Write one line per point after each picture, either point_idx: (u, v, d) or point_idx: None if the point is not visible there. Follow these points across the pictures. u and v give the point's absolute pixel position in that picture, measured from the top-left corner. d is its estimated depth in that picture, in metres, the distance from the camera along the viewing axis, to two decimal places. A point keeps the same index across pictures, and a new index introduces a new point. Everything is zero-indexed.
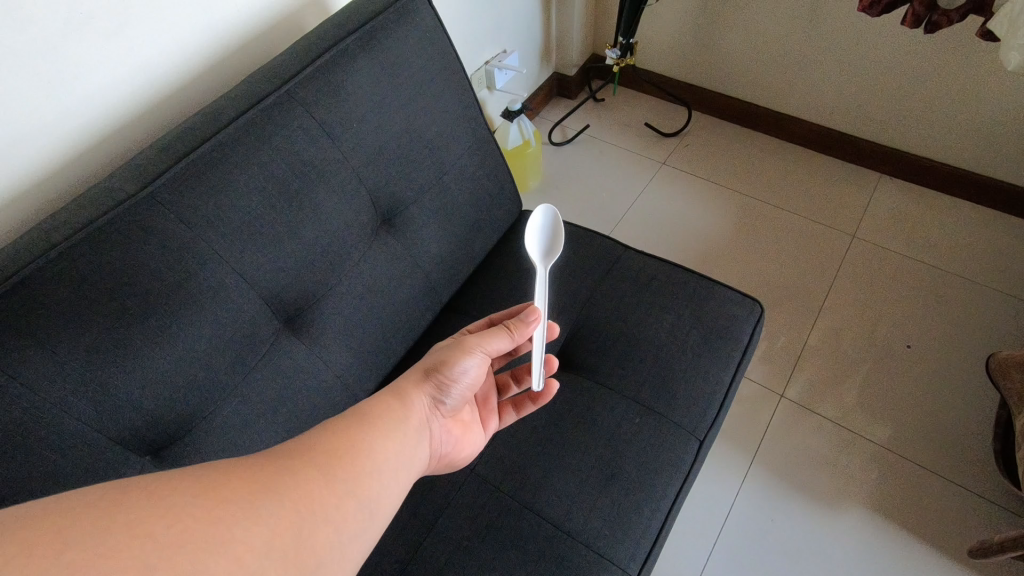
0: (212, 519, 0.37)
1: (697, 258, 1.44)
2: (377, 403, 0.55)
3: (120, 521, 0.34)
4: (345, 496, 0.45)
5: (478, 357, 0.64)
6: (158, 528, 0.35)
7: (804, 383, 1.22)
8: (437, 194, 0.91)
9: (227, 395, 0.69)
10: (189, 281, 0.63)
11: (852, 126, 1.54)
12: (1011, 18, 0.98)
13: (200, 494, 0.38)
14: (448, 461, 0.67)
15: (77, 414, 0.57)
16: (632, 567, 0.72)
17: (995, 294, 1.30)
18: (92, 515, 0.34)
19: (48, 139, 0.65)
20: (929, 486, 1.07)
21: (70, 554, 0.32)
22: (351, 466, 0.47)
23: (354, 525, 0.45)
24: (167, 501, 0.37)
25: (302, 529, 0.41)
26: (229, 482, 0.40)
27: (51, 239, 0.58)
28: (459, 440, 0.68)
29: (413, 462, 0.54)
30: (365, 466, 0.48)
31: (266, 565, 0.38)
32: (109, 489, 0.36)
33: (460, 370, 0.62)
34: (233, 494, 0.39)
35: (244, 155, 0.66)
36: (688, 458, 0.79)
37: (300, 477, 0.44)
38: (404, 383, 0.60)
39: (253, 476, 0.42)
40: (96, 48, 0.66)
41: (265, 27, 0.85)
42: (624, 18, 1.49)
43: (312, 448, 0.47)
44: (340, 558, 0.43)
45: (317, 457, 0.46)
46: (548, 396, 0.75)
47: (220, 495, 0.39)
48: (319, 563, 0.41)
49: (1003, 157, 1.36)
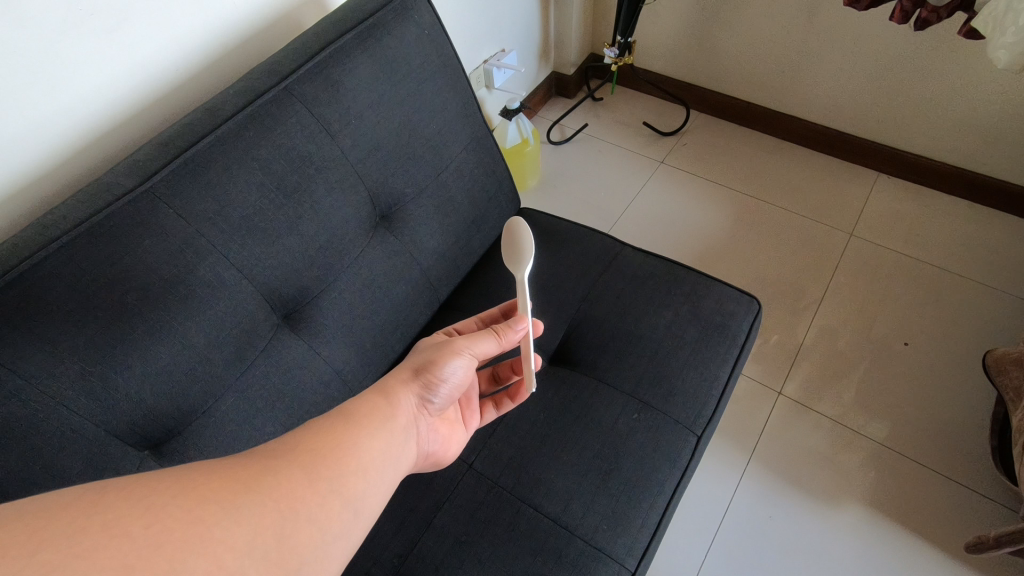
0: (192, 518, 0.38)
1: (695, 256, 1.44)
2: (364, 401, 0.56)
3: (97, 519, 0.35)
4: (330, 495, 0.46)
5: (464, 358, 0.64)
6: (135, 528, 0.35)
7: (803, 380, 1.22)
8: (435, 191, 0.92)
9: (227, 389, 0.69)
10: (187, 275, 0.64)
11: (851, 125, 1.54)
12: (994, 18, 0.99)
13: (180, 494, 0.39)
14: (435, 459, 0.68)
15: (76, 407, 0.58)
16: (629, 561, 0.72)
17: (993, 292, 1.31)
18: (68, 514, 0.35)
19: (50, 134, 0.66)
20: (926, 483, 1.07)
21: (45, 553, 0.32)
22: (335, 465, 0.48)
23: (338, 523, 0.46)
24: (146, 501, 0.37)
25: (284, 528, 0.42)
26: (209, 482, 0.41)
27: (51, 232, 0.58)
28: (445, 439, 0.69)
29: (399, 460, 0.55)
30: (350, 464, 0.49)
31: (247, 563, 0.39)
32: (85, 490, 0.36)
33: (448, 371, 0.63)
34: (213, 494, 0.40)
35: (241, 151, 0.67)
36: (686, 454, 0.80)
37: (282, 475, 0.44)
38: (391, 382, 0.61)
39: (233, 475, 0.42)
40: (96, 46, 0.67)
41: (264, 25, 0.86)
42: (622, 18, 1.50)
43: (299, 446, 0.48)
44: (323, 555, 0.44)
45: (300, 454, 0.47)
46: (523, 396, 0.77)
47: (200, 494, 0.39)
48: (301, 561, 0.42)
49: (1000, 156, 1.37)
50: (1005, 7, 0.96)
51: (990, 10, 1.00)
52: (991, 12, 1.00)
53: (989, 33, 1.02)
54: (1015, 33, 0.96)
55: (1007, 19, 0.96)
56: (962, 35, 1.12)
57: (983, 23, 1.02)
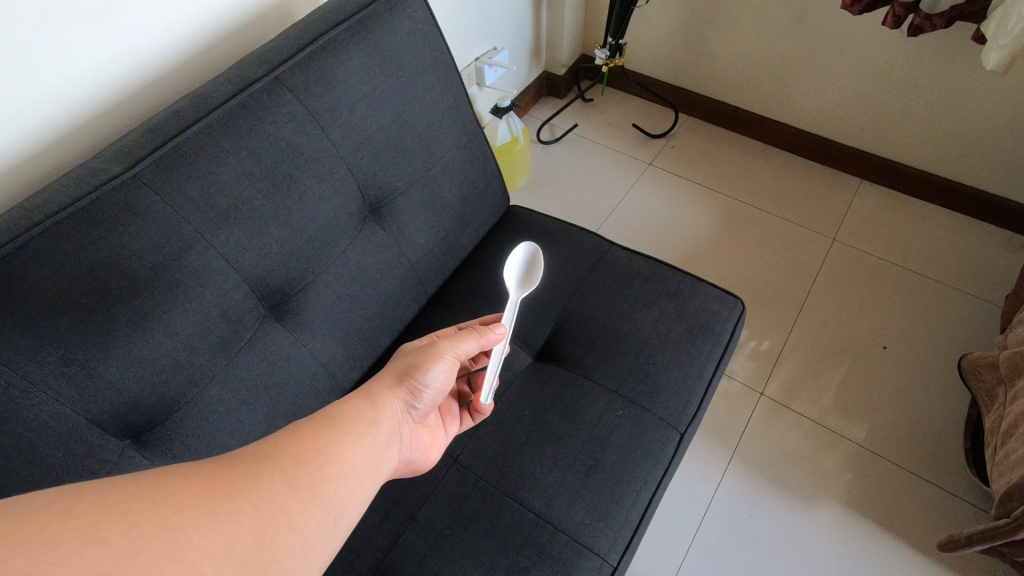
0: (170, 525, 0.37)
1: (680, 257, 1.46)
2: (348, 405, 0.56)
3: (72, 528, 0.34)
4: (310, 501, 0.46)
5: (446, 363, 0.65)
6: (112, 535, 0.35)
7: (783, 382, 1.24)
8: (425, 187, 0.92)
9: (212, 380, 0.69)
10: (174, 265, 0.63)
11: (836, 131, 1.57)
12: (999, 19, 1.03)
13: (158, 499, 0.38)
14: (416, 465, 0.68)
15: (57, 395, 0.57)
16: (611, 556, 0.73)
17: (969, 298, 1.34)
18: (41, 522, 0.34)
19: (36, 118, 0.65)
20: (902, 483, 1.10)
21: (18, 560, 0.32)
22: (318, 470, 0.48)
23: (318, 531, 0.45)
24: (123, 507, 0.37)
25: (263, 534, 0.41)
26: (188, 486, 0.40)
27: (34, 217, 0.57)
28: (427, 445, 0.69)
29: (381, 467, 0.55)
30: (331, 471, 0.49)
31: (224, 570, 0.38)
32: (58, 495, 0.36)
33: (430, 376, 0.63)
34: (194, 498, 0.40)
35: (230, 140, 0.67)
36: (669, 451, 0.81)
37: (263, 480, 0.44)
38: (376, 387, 0.61)
39: (213, 480, 0.42)
40: (82, 29, 0.66)
41: (254, 13, 0.85)
42: (613, 19, 1.51)
43: (280, 451, 0.48)
44: (303, 562, 0.43)
45: (281, 460, 0.47)
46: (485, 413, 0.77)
47: (179, 499, 0.39)
48: (280, 567, 0.42)
49: (979, 166, 1.40)
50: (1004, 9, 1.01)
51: (995, 12, 1.04)
52: (995, 13, 1.04)
53: (990, 34, 1.06)
54: (1006, 36, 1.01)
55: (1004, 21, 1.01)
56: (975, 41, 1.15)
57: (989, 27, 1.07)
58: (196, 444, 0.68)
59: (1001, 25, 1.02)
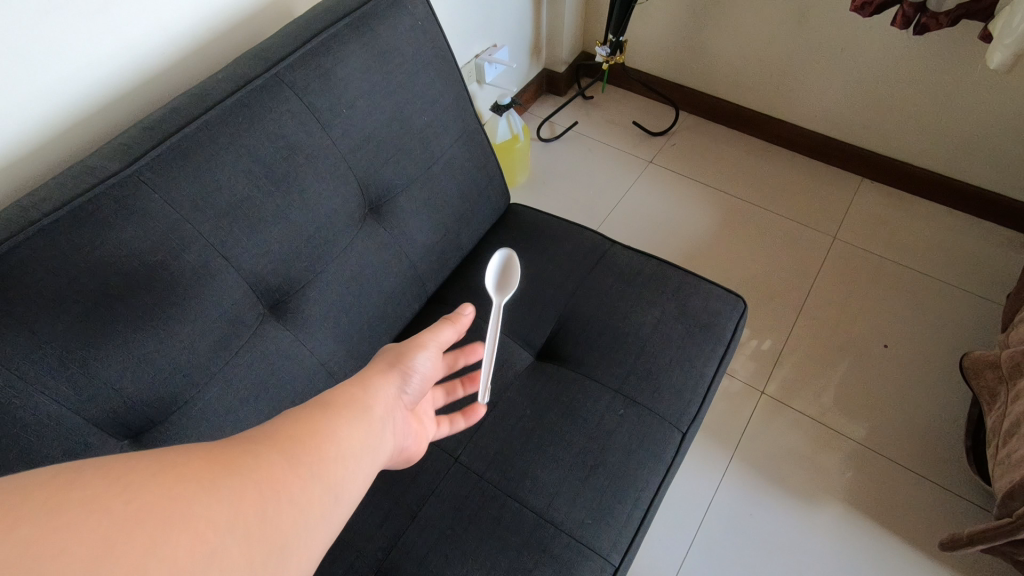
0: (174, 496, 0.35)
1: (681, 256, 1.46)
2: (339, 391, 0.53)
3: (74, 498, 0.32)
4: (311, 478, 0.43)
5: (431, 349, 0.64)
6: (115, 505, 0.33)
7: (783, 380, 1.24)
8: (425, 185, 0.91)
9: (211, 380, 0.68)
10: (173, 263, 0.63)
11: (837, 129, 1.56)
12: (1004, 18, 1.03)
13: (162, 473, 0.36)
14: (406, 459, 0.65)
15: (54, 395, 0.57)
16: (613, 556, 0.72)
17: (971, 297, 1.34)
18: (42, 492, 0.32)
19: (29, 116, 0.65)
20: (903, 482, 1.10)
21: (22, 529, 0.29)
22: (317, 449, 0.45)
23: (319, 509, 0.42)
24: (124, 480, 0.34)
25: (266, 510, 0.39)
26: (190, 462, 0.38)
27: (32, 216, 0.57)
28: (417, 438, 0.66)
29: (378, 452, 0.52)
30: (332, 449, 0.46)
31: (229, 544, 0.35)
32: (61, 468, 0.34)
33: (417, 361, 0.62)
34: (195, 472, 0.37)
35: (229, 137, 0.66)
36: (670, 451, 0.81)
37: (260, 457, 0.42)
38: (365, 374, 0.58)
39: (213, 455, 0.40)
40: (79, 26, 0.65)
41: (254, 10, 0.85)
42: (614, 16, 1.50)
43: (277, 433, 0.45)
44: (305, 541, 0.40)
45: (278, 440, 0.44)
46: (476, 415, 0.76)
47: (181, 472, 0.37)
48: (283, 545, 0.39)
49: (981, 164, 1.40)
50: (1009, 8, 1.00)
51: (1002, 11, 1.03)
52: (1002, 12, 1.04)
53: (995, 33, 1.06)
54: (1010, 35, 1.01)
55: (1009, 20, 1.01)
56: (982, 40, 1.14)
57: (995, 25, 1.06)
58: (195, 445, 0.68)
59: (1006, 24, 1.01)
